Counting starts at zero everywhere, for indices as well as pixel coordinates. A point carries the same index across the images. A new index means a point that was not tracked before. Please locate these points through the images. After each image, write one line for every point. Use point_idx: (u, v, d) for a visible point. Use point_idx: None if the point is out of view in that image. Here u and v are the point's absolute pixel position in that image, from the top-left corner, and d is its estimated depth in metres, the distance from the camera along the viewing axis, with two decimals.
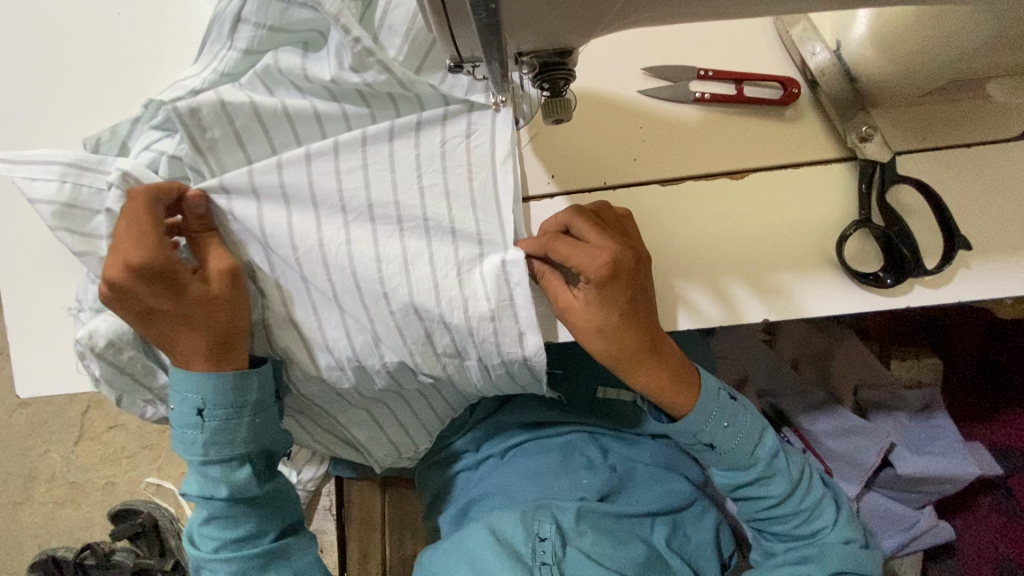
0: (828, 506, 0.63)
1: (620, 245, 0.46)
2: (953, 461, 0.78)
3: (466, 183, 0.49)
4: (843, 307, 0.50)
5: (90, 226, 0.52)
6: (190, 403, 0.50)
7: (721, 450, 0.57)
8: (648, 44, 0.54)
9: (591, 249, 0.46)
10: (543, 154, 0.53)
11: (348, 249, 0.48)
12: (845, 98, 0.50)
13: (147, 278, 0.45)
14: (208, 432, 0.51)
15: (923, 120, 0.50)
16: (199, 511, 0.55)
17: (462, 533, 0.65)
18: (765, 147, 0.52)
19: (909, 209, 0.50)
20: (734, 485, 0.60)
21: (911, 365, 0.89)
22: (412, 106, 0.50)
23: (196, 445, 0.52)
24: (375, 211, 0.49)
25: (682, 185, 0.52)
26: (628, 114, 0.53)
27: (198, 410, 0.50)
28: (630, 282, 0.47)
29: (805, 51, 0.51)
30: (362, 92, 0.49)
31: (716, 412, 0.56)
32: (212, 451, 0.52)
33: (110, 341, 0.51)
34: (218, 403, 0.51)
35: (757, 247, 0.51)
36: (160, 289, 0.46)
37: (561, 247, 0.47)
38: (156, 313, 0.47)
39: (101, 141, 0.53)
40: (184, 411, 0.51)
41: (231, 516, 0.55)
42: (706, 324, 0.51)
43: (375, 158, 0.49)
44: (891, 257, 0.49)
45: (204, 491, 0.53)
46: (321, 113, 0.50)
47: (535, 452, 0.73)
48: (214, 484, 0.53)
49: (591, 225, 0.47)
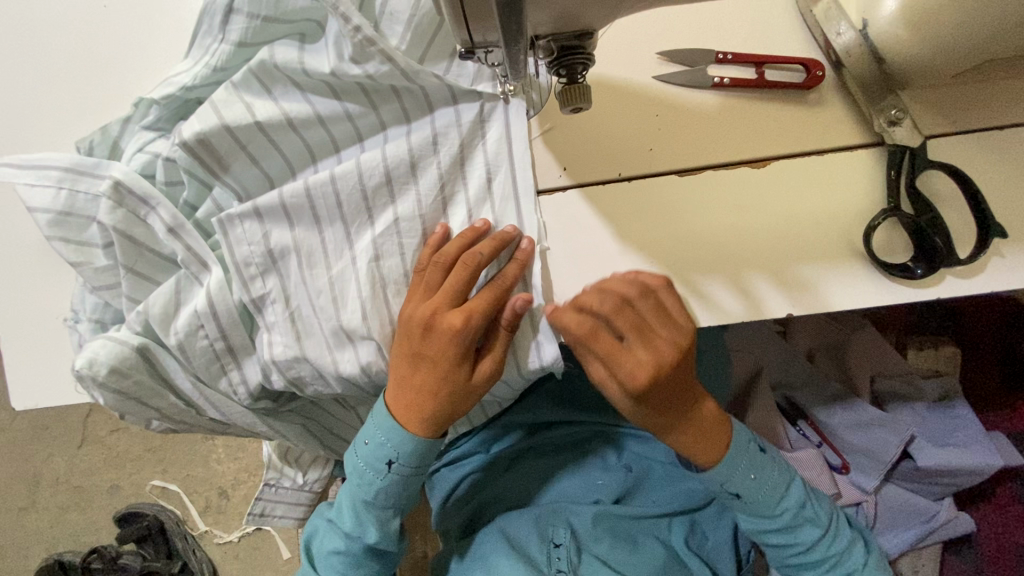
0: (858, 547, 0.62)
1: (669, 349, 0.47)
2: (976, 453, 0.76)
3: (486, 185, 0.48)
4: (872, 300, 0.48)
5: (86, 235, 0.50)
6: (384, 453, 0.52)
7: (746, 499, 0.58)
8: (664, 26, 0.51)
9: (635, 350, 0.47)
10: (555, 145, 0.50)
11: (379, 267, 0.49)
12: (873, 81, 0.47)
13: (449, 340, 0.47)
14: (383, 481, 0.53)
15: (954, 102, 0.48)
16: (333, 540, 0.57)
17: (479, 537, 0.66)
18: (787, 135, 0.49)
19: (940, 196, 0.48)
20: (758, 531, 0.60)
21: (929, 355, 0.87)
22: (416, 99, 0.48)
23: (366, 486, 0.53)
24: (402, 223, 0.48)
25: (702, 175, 0.49)
26: (644, 101, 0.50)
27: (389, 460, 0.52)
28: (671, 378, 0.49)
29: (830, 31, 0.48)
30: (364, 87, 0.47)
31: (744, 464, 0.57)
32: (381, 497, 0.54)
33: (113, 369, 0.50)
34: (408, 463, 0.53)
35: (780, 241, 0.49)
36: (438, 348, 0.48)
37: (603, 350, 0.47)
38: (423, 361, 0.49)
39: (94, 145, 0.51)
40: (378, 455, 0.52)
41: (363, 558, 0.57)
42: (727, 320, 0.49)
43: (396, 167, 0.47)
44: (922, 248, 0.47)
45: (355, 528, 0.55)
46: (323, 110, 0.48)
47: (549, 453, 0.72)
48: (370, 528, 0.55)
49: (636, 321, 0.46)
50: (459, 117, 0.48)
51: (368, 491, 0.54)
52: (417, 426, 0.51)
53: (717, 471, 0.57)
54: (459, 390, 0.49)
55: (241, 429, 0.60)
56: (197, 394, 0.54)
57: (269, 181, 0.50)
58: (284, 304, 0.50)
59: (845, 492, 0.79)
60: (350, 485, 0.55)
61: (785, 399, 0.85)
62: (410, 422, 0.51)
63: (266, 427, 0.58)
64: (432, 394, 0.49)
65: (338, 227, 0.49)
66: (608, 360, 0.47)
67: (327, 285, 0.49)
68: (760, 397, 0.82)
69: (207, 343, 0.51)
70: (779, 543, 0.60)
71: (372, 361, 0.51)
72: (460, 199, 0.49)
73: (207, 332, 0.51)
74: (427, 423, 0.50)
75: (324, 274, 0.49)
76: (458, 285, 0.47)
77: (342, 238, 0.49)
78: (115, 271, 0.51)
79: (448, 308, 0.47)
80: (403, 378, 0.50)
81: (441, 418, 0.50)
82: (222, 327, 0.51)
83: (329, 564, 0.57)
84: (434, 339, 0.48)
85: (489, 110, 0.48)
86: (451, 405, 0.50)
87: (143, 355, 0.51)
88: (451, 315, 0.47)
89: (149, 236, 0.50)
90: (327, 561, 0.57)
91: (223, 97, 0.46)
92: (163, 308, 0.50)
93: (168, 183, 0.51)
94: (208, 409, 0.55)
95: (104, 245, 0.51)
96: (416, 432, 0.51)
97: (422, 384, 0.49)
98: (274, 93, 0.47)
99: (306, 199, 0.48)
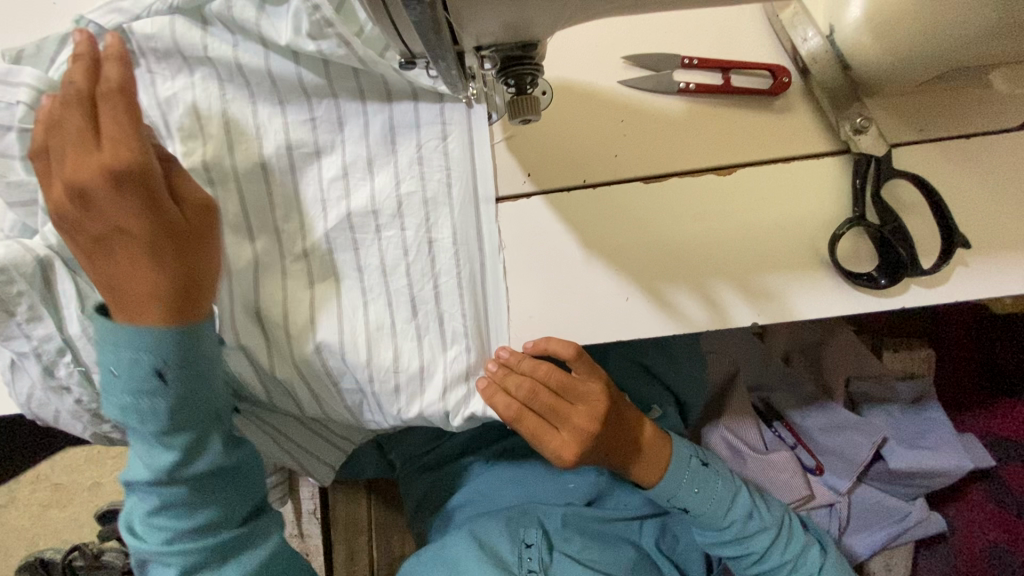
0: (812, 553, 0.62)
1: (582, 424, 0.52)
2: (948, 455, 0.78)
3: (444, 190, 0.48)
4: (834, 308, 0.48)
5: (1, 143, 0.45)
6: (145, 362, 0.42)
7: (695, 513, 0.59)
8: (631, 29, 0.50)
9: (558, 428, 0.53)
10: (519, 150, 0.49)
11: (332, 259, 0.49)
12: (840, 90, 0.46)
13: (113, 191, 0.38)
14: (175, 391, 0.43)
15: (920, 110, 0.47)
16: (145, 500, 0.46)
17: (444, 539, 0.64)
18: (751, 141, 0.49)
19: (906, 205, 0.47)
20: (711, 542, 0.62)
21: (904, 357, 0.88)
22: (374, 84, 0.46)
23: (147, 413, 0.43)
24: (355, 219, 0.48)
25: (666, 182, 0.48)
26: (609, 106, 0.49)
27: (157, 371, 0.42)
28: (598, 443, 0.55)
29: (796, 36, 0.47)
30: (324, 62, 0.45)
31: (686, 477, 0.58)
32: (164, 415, 0.43)
33: (1, 270, 0.44)
34: (178, 363, 0.43)
35: (745, 252, 0.48)
36: (141, 203, 0.39)
37: (538, 433, 0.52)
38: (121, 235, 0.39)
39: (22, 54, 0.46)
40: (139, 374, 0.42)
41: (182, 498, 0.46)
42: (691, 329, 0.49)
43: (355, 167, 0.47)
44: (886, 258, 0.47)
45: (149, 463, 0.45)
46: (277, 79, 0.46)
47: (522, 457, 0.72)
48: (166, 455, 0.44)
49: (549, 402, 0.52)
50: (418, 117, 0.47)
51: (141, 411, 0.43)
52: (128, 309, 0.41)
53: (659, 485, 0.58)
54: (176, 249, 0.41)
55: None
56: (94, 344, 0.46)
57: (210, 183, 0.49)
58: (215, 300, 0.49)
59: (817, 492, 0.80)
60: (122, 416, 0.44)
61: (761, 401, 0.85)
62: (142, 315, 0.41)
63: None
64: (168, 265, 0.41)
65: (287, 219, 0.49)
66: (537, 438, 0.53)
67: (292, 293, 0.49)
68: (735, 400, 0.81)
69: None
70: (733, 554, 0.61)
71: (308, 360, 0.49)
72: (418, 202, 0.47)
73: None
74: (150, 303, 0.41)
75: (288, 274, 0.49)
76: (78, 118, 0.38)
77: (296, 239, 0.49)
78: (30, 188, 0.46)
79: (94, 152, 0.38)
80: (110, 270, 0.41)
81: (183, 288, 0.42)
82: None
83: (153, 528, 0.47)
84: (103, 195, 0.38)
85: (448, 114, 0.47)
86: (185, 270, 0.42)
87: (44, 272, 0.45)
88: (101, 156, 0.37)
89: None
90: (149, 528, 0.47)
91: (184, 30, 0.45)
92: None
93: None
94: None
95: (24, 157, 0.46)
96: (148, 316, 0.42)
97: (123, 253, 0.40)
98: (236, 38, 0.45)
99: (261, 195, 0.48)
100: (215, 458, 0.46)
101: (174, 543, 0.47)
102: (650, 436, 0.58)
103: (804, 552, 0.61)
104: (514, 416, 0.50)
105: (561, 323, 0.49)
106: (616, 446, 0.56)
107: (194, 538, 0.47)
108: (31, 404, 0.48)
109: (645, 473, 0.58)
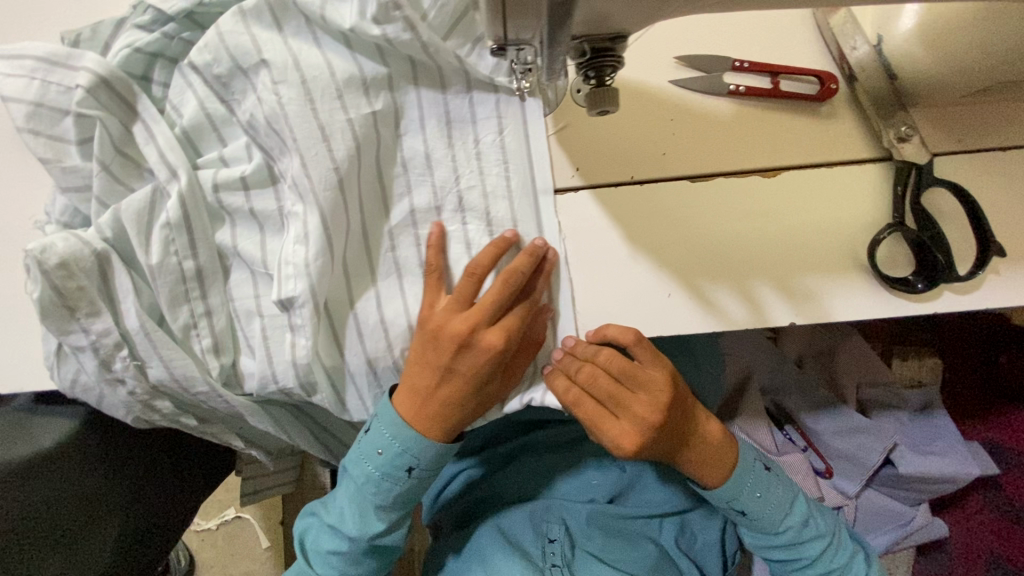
0: (860, 560, 0.62)
1: (645, 413, 0.50)
2: (956, 463, 0.79)
3: (502, 181, 0.48)
4: (872, 311, 0.49)
5: (59, 129, 0.45)
6: (408, 461, 0.49)
7: (752, 516, 0.59)
8: (681, 31, 0.51)
9: (619, 417, 0.51)
10: (568, 143, 0.50)
11: (390, 257, 0.48)
12: (886, 97, 0.48)
13: (488, 358, 0.46)
14: (409, 486, 0.51)
15: (963, 120, 0.48)
16: (336, 541, 0.53)
17: (473, 531, 0.67)
18: (797, 144, 0.50)
19: (942, 214, 0.49)
20: (761, 546, 0.61)
21: (912, 365, 0.90)
22: (431, 74, 0.47)
23: (382, 493, 0.50)
24: (416, 216, 0.48)
25: (712, 182, 0.49)
26: (660, 105, 0.50)
27: (410, 467, 0.50)
28: (662, 434, 0.52)
29: (846, 44, 0.49)
30: (380, 47, 0.45)
31: (750, 481, 0.58)
32: (397, 498, 0.51)
33: (63, 265, 0.43)
34: (431, 467, 0.50)
35: (787, 252, 0.49)
36: (489, 366, 0.47)
37: (599, 418, 0.51)
38: (455, 373, 0.47)
39: (81, 38, 0.47)
40: (399, 464, 0.49)
41: (363, 557, 0.53)
42: (731, 326, 0.50)
43: (412, 159, 0.48)
44: (923, 263, 0.48)
45: (363, 527, 0.52)
46: (338, 68, 0.44)
47: (544, 452, 0.72)
48: (376, 522, 0.52)
49: (610, 390, 0.50)
50: (474, 108, 0.47)
51: (376, 490, 0.50)
52: (416, 416, 0.48)
53: (724, 488, 0.57)
54: (482, 401, 0.49)
55: (222, 429, 0.54)
56: (142, 335, 0.46)
57: (242, 180, 0.46)
58: (251, 296, 0.48)
59: (827, 496, 0.82)
60: (361, 485, 0.51)
61: (774, 404, 0.86)
62: (428, 426, 0.48)
63: (223, 434, 0.55)
64: (478, 405, 0.48)
65: (313, 218, 0.44)
66: (596, 425, 0.52)
67: (343, 288, 0.48)
68: (749, 402, 0.82)
69: (176, 263, 0.46)
70: (783, 559, 0.60)
71: (379, 355, 0.49)
72: (473, 193, 0.48)
73: (194, 303, 0.47)
74: (443, 424, 0.48)
75: (340, 271, 0.47)
76: (493, 299, 0.46)
77: (356, 238, 0.47)
78: (84, 173, 0.46)
79: (483, 326, 0.46)
80: (430, 392, 0.47)
81: (466, 423, 0.49)
82: (217, 303, 0.48)
83: (326, 562, 0.53)
84: (472, 355, 0.46)
85: (504, 108, 0.47)
86: (485, 408, 0.49)
87: (100, 266, 0.45)
88: (491, 334, 0.46)
89: (127, 138, 0.46)
90: (324, 561, 0.53)
91: (230, 26, 0.44)
92: (135, 215, 0.45)
93: (173, 108, 0.47)
94: (180, 390, 0.48)
95: (79, 141, 0.45)
96: (431, 432, 0.49)
97: (446, 388, 0.47)
98: (284, 30, 0.44)
99: None
100: (398, 538, 0.55)
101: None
102: (718, 436, 0.57)
103: (853, 559, 0.62)
104: (571, 397, 0.50)
105: (609, 316, 0.49)
106: (686, 447, 0.56)
107: None
108: (77, 388, 0.48)
109: (709, 474, 0.57)
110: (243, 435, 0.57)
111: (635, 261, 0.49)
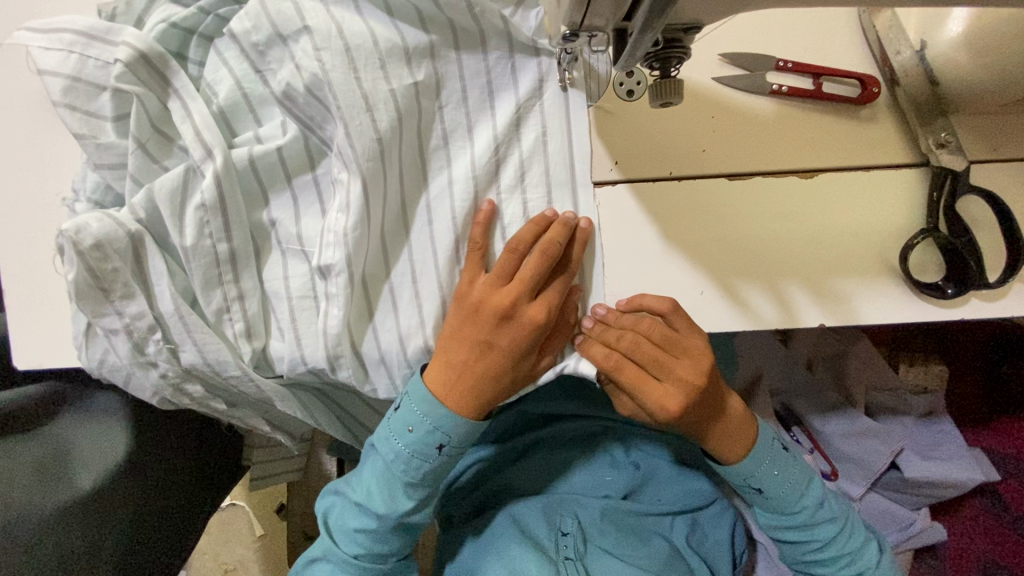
0: (870, 549, 0.62)
1: (689, 375, 0.49)
2: (962, 468, 0.81)
3: (541, 174, 0.47)
4: (902, 318, 0.49)
5: (95, 105, 0.45)
6: (437, 438, 0.49)
7: (768, 494, 0.60)
8: (726, 30, 0.51)
9: (661, 380, 0.50)
10: (609, 137, 0.49)
11: (426, 245, 0.48)
12: (926, 104, 0.48)
13: (530, 332, 0.46)
14: (435, 464, 0.50)
15: (999, 131, 0.49)
16: (360, 519, 0.53)
17: (487, 526, 0.67)
18: (838, 145, 0.50)
19: (977, 223, 0.49)
20: (774, 525, 0.62)
21: (919, 371, 0.91)
22: (471, 38, 0.46)
23: (413, 470, 0.50)
24: (455, 205, 0.47)
25: (752, 180, 0.49)
26: (702, 102, 0.50)
27: (441, 444, 0.49)
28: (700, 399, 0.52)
29: (889, 49, 0.49)
30: (422, 10, 0.44)
31: (768, 458, 0.59)
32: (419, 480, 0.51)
33: (97, 247, 0.43)
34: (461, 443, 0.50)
35: (821, 253, 0.50)
36: (532, 337, 0.46)
37: (642, 385, 0.50)
38: (496, 346, 0.47)
39: (116, 13, 0.47)
40: (427, 442, 0.49)
41: (390, 534, 0.53)
42: (763, 327, 0.50)
43: (454, 125, 0.47)
44: (955, 270, 0.48)
45: (386, 508, 0.51)
46: (381, 36, 0.43)
47: (559, 448, 0.72)
48: (399, 503, 0.51)
49: (653, 355, 0.49)
50: (516, 92, 0.47)
51: (403, 469, 0.50)
52: (450, 393, 0.48)
53: (744, 462, 0.58)
54: (520, 374, 0.48)
55: (249, 413, 0.54)
56: (176, 317, 0.46)
57: (280, 158, 0.46)
58: (284, 280, 0.48)
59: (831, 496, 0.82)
60: (388, 473, 0.51)
61: (783, 406, 0.86)
62: (463, 399, 0.48)
63: (249, 419, 0.54)
64: (515, 376, 0.48)
65: (356, 185, 0.44)
66: (637, 389, 0.50)
67: (379, 275, 0.48)
68: (759, 401, 0.83)
69: (210, 245, 0.46)
70: (795, 539, 0.61)
71: (412, 343, 0.48)
72: (511, 184, 0.47)
73: (226, 287, 0.47)
74: (478, 396, 0.48)
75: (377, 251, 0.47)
76: (534, 273, 0.45)
77: (394, 224, 0.47)
78: (119, 151, 0.46)
79: (527, 300, 0.46)
80: (467, 365, 0.47)
81: (500, 396, 0.49)
82: (250, 287, 0.48)
83: (350, 541, 0.53)
84: (512, 328, 0.46)
85: (546, 95, 0.47)
86: (521, 380, 0.49)
87: (135, 248, 0.46)
88: (532, 307, 0.46)
89: (164, 116, 0.45)
90: (349, 537, 0.53)
91: None
92: (169, 196, 0.45)
93: (209, 86, 0.47)
94: (213, 375, 0.49)
95: (115, 118, 0.45)
96: (466, 406, 0.48)
97: (486, 360, 0.47)
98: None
99: None
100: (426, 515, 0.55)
101: (359, 558, 0.54)
102: (739, 409, 0.58)
103: (864, 545, 0.62)
104: (611, 365, 0.49)
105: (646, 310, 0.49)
106: (711, 418, 0.56)
107: (373, 562, 0.55)
108: (104, 368, 0.48)
109: (732, 445, 0.58)
110: (269, 419, 0.56)
111: (672, 256, 0.49)
